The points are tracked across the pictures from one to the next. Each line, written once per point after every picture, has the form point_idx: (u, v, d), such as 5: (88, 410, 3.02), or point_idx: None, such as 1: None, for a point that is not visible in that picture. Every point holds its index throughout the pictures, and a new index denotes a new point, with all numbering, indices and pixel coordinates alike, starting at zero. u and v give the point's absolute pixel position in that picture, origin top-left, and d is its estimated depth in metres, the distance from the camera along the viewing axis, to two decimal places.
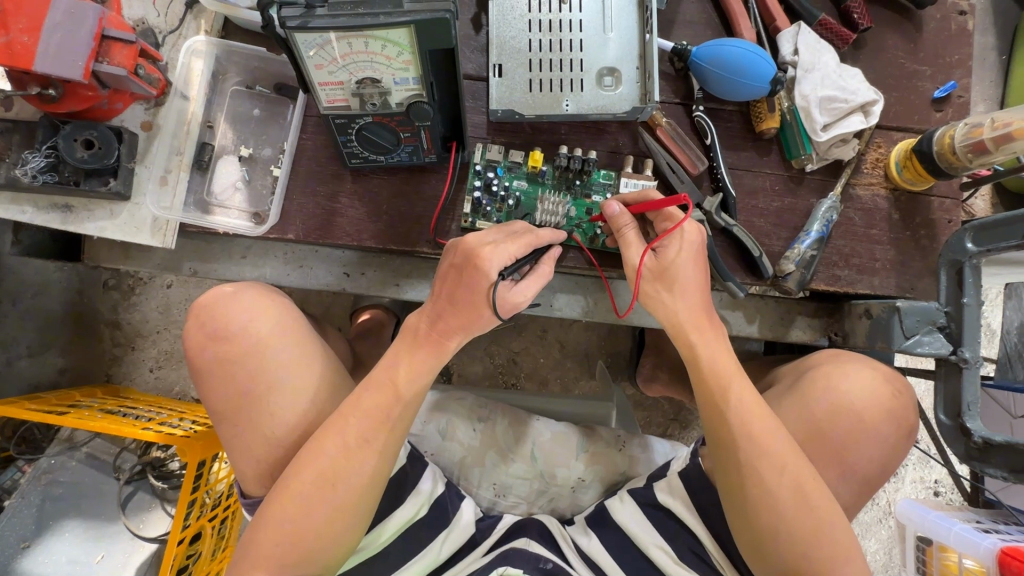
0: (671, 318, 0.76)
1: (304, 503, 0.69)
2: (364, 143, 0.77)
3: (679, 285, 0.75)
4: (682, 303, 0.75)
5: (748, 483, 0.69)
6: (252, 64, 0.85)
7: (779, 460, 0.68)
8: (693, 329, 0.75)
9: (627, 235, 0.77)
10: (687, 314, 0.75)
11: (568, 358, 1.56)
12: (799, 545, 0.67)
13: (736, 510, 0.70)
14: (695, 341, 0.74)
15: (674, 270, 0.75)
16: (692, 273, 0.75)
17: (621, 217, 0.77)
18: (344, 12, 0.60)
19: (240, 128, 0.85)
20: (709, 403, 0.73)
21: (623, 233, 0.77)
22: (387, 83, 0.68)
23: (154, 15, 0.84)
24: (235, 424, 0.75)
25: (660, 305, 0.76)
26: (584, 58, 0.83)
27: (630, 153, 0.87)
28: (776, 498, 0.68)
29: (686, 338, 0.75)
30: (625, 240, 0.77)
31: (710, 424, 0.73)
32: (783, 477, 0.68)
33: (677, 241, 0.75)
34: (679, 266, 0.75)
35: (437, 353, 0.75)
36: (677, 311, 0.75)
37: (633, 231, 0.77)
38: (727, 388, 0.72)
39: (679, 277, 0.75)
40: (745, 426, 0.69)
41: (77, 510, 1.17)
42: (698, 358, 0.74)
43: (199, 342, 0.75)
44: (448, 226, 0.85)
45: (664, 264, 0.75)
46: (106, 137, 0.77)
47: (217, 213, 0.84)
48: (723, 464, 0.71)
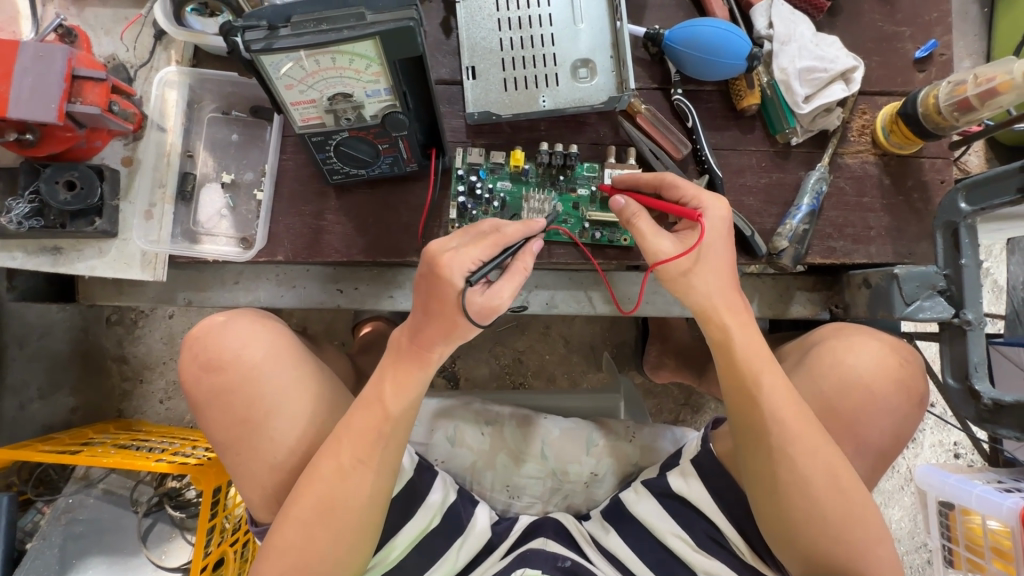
0: (699, 300, 0.72)
1: (310, 528, 0.70)
2: (343, 158, 0.77)
3: (710, 264, 0.71)
4: (709, 286, 0.71)
5: (778, 469, 0.67)
6: (226, 90, 0.85)
7: (810, 442, 0.66)
8: (725, 312, 0.71)
9: (642, 225, 0.72)
10: (717, 295, 0.71)
11: (572, 352, 1.57)
12: (829, 529, 0.66)
13: (763, 495, 0.68)
14: (727, 325, 0.71)
15: (700, 253, 0.71)
16: (721, 252, 0.72)
17: (629, 207, 0.73)
18: (308, 29, 0.60)
19: (220, 155, 0.85)
20: (737, 388, 0.70)
21: (634, 223, 0.73)
22: (359, 97, 0.68)
23: (124, 50, 0.83)
24: (239, 453, 0.75)
25: (688, 288, 0.72)
26: (556, 52, 0.83)
27: (612, 143, 0.86)
28: (808, 481, 0.66)
29: (718, 321, 0.71)
30: (639, 231, 0.72)
31: (737, 409, 0.70)
32: (815, 460, 0.66)
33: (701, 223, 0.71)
34: (706, 247, 0.71)
35: (421, 365, 0.75)
36: (706, 292, 0.71)
37: (645, 221, 0.72)
38: (757, 371, 0.69)
39: (708, 257, 0.71)
40: (777, 411, 0.67)
41: (99, 547, 1.18)
42: (728, 344, 0.71)
43: (193, 374, 0.75)
44: (436, 232, 0.84)
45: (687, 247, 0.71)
46: (87, 176, 0.77)
47: (205, 241, 0.84)
48: (752, 449, 0.69)
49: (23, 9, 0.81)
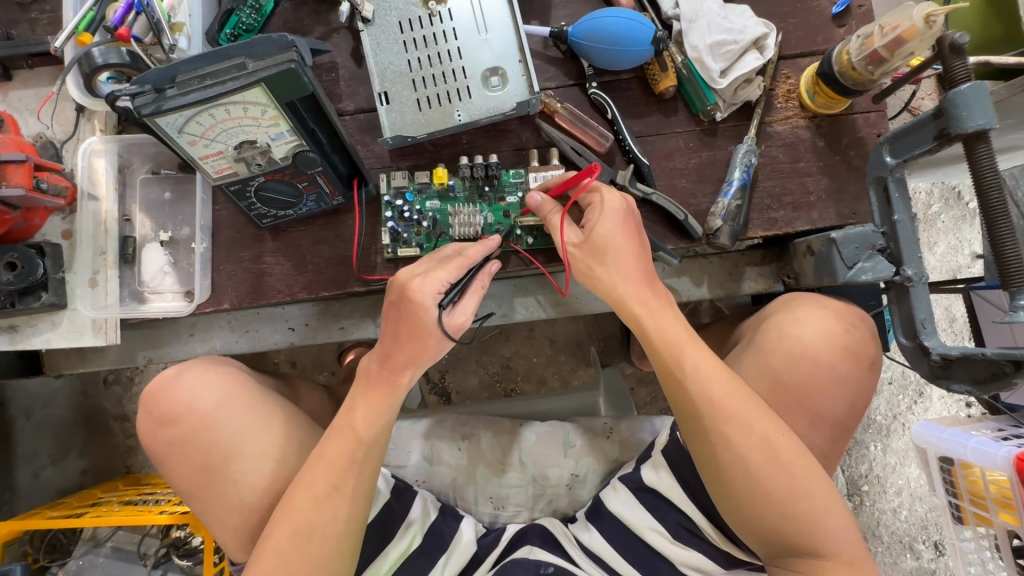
0: (611, 294, 0.71)
1: (283, 563, 0.69)
2: (266, 202, 0.78)
3: (611, 257, 0.70)
4: (615, 276, 0.70)
5: (717, 450, 0.66)
6: (152, 150, 0.87)
7: (743, 421, 0.65)
8: (633, 302, 0.70)
9: (555, 221, 0.73)
10: (624, 286, 0.70)
11: (560, 351, 1.56)
12: (777, 506, 0.64)
13: (711, 476, 0.67)
14: (638, 315, 0.70)
15: (598, 240, 0.70)
16: (622, 242, 0.70)
17: (545, 205, 0.74)
18: (193, 87, 0.61)
19: (156, 215, 0.87)
20: (667, 375, 0.69)
21: (550, 219, 0.74)
22: (264, 142, 0.70)
23: (48, 128, 0.85)
24: (206, 500, 0.76)
25: (596, 283, 0.72)
26: (465, 65, 0.82)
27: (535, 147, 0.86)
28: (747, 460, 0.65)
29: (629, 312, 0.70)
30: (551, 226, 0.73)
31: (671, 396, 0.69)
32: (751, 439, 0.65)
33: (598, 210, 0.71)
34: (606, 236, 0.70)
35: (391, 391, 0.74)
36: (614, 285, 0.70)
37: (557, 216, 0.73)
38: (680, 356, 0.68)
39: (609, 247, 0.70)
40: (706, 394, 0.66)
41: None
42: (644, 333, 0.70)
43: (151, 428, 0.76)
44: (372, 260, 0.85)
45: (587, 236, 0.71)
46: (27, 255, 0.79)
47: (153, 299, 0.86)
48: (691, 433, 0.68)
49: None
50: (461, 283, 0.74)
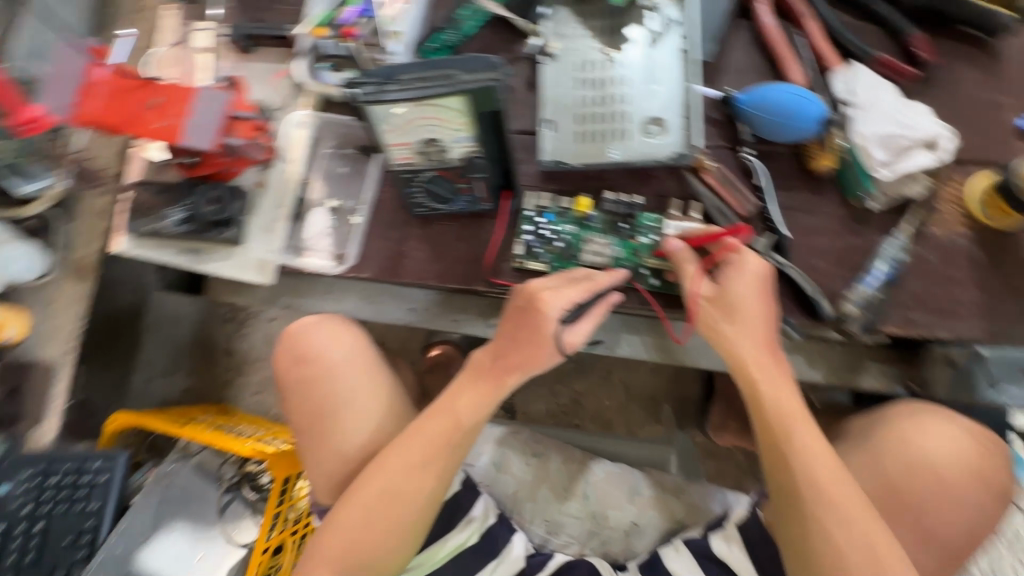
0: (732, 354, 0.72)
1: (366, 517, 0.75)
2: (428, 194, 0.88)
3: (742, 317, 0.71)
4: (741, 337, 0.71)
5: (814, 540, 0.64)
6: (342, 130, 1.01)
7: (849, 516, 0.63)
8: (753, 367, 0.70)
9: (689, 270, 0.74)
10: (748, 349, 0.71)
11: (633, 401, 1.55)
12: None
13: (800, 564, 0.65)
14: (756, 381, 0.70)
15: (732, 299, 0.72)
16: (755, 306, 0.71)
17: (682, 253, 0.76)
18: (409, 86, 0.72)
19: (330, 184, 1.00)
20: (773, 449, 0.68)
21: (683, 267, 0.75)
22: (447, 142, 0.79)
23: (269, 96, 1.01)
24: (310, 440, 0.84)
25: (720, 339, 0.73)
26: (629, 110, 0.89)
27: (677, 196, 0.89)
28: (846, 558, 0.62)
29: (746, 375, 0.71)
30: (684, 274, 0.75)
31: (772, 471, 0.68)
32: (855, 538, 0.62)
33: (737, 269, 0.72)
34: (741, 297, 0.71)
35: (497, 388, 0.80)
36: (737, 346, 0.71)
37: (693, 266, 0.74)
38: (791, 432, 0.67)
39: (741, 308, 0.71)
40: (813, 478, 0.65)
41: (184, 513, 1.33)
42: (758, 400, 0.70)
43: (286, 364, 0.86)
44: (502, 265, 0.91)
45: (721, 292, 0.72)
46: (227, 195, 0.95)
47: (307, 254, 0.97)
48: (787, 514, 0.66)
49: (204, 63, 1.04)
50: (585, 306, 0.79)
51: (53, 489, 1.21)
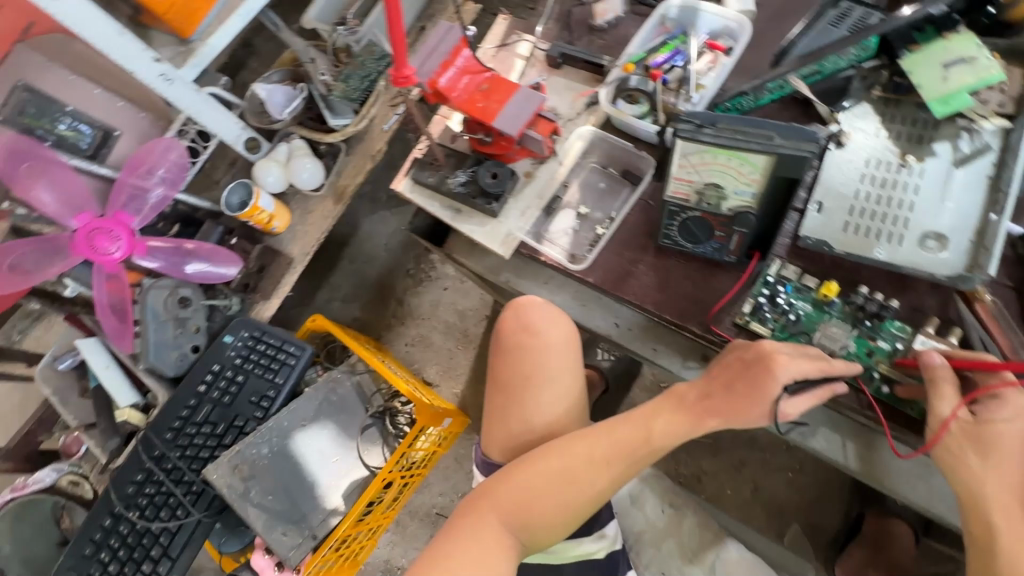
0: (971, 489, 0.70)
1: (543, 486, 0.82)
2: (681, 231, 0.94)
3: (995, 457, 0.69)
4: (987, 476, 0.69)
5: None
6: (612, 152, 1.12)
7: None
8: (996, 511, 0.68)
9: (947, 390, 0.72)
10: (993, 491, 0.69)
11: (759, 504, 1.46)
12: None
13: None
14: (995, 527, 0.68)
15: (991, 436, 0.70)
16: (1015, 451, 0.69)
17: (940, 369, 0.73)
18: (724, 135, 0.79)
19: (586, 193, 1.13)
20: None
21: (939, 385, 0.73)
22: (727, 191, 0.86)
23: (563, 107, 1.16)
24: (505, 400, 0.94)
25: (962, 471, 0.71)
26: (910, 218, 0.88)
27: (934, 316, 0.87)
28: None
29: (984, 517, 0.69)
30: (938, 391, 0.72)
31: None
32: None
33: (1007, 409, 0.70)
34: (1002, 437, 0.70)
35: (696, 424, 0.83)
36: (982, 484, 0.70)
37: (951, 386, 0.72)
38: None
39: (999, 448, 0.69)
40: None
41: (337, 419, 1.49)
42: (991, 547, 0.68)
43: (510, 327, 0.95)
44: (723, 317, 0.95)
45: (980, 425, 0.71)
46: (505, 173, 1.10)
47: (546, 244, 1.10)
48: None
49: (517, 67, 1.22)
50: (814, 383, 0.80)
51: (260, 354, 1.44)
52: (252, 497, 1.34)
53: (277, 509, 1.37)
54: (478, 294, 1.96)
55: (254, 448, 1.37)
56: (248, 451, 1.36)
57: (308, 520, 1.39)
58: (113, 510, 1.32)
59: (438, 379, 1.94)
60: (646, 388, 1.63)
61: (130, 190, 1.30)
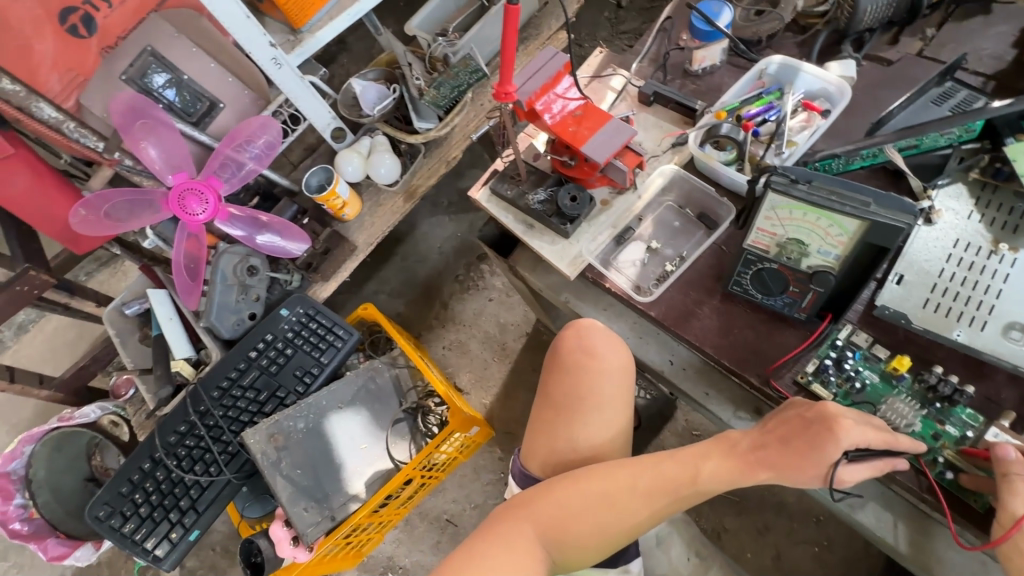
0: None
1: (582, 508, 0.82)
2: (755, 280, 0.95)
3: None
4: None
5: None
6: (691, 193, 1.14)
7: None
8: None
9: (1021, 486, 0.70)
10: None
11: (779, 573, 1.41)
12: None
13: None
14: None
15: None
16: None
17: (1014, 463, 0.71)
18: (818, 194, 0.79)
19: (658, 228, 1.13)
20: None
21: (1011, 480, 0.70)
22: (811, 249, 0.86)
23: (648, 142, 1.19)
24: (552, 418, 0.94)
25: None
26: (995, 305, 0.87)
27: (1009, 409, 0.84)
28: None
29: None
30: (1011, 487, 0.70)
31: None
32: None
33: None
34: None
35: (745, 473, 0.82)
36: None
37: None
38: None
39: None
40: None
41: (371, 408, 1.53)
42: None
43: (569, 346, 0.95)
44: (784, 373, 0.94)
45: None
46: (583, 197, 1.12)
47: (612, 271, 1.11)
48: None
49: (608, 98, 1.25)
50: (876, 452, 0.77)
51: (310, 332, 1.48)
52: (282, 468, 1.38)
53: (303, 485, 1.41)
54: (521, 310, 1.99)
55: (292, 420, 1.41)
56: (286, 423, 1.40)
57: (330, 501, 1.42)
58: (154, 454, 1.37)
59: (469, 387, 1.95)
60: (678, 433, 1.60)
61: (223, 159, 1.38)
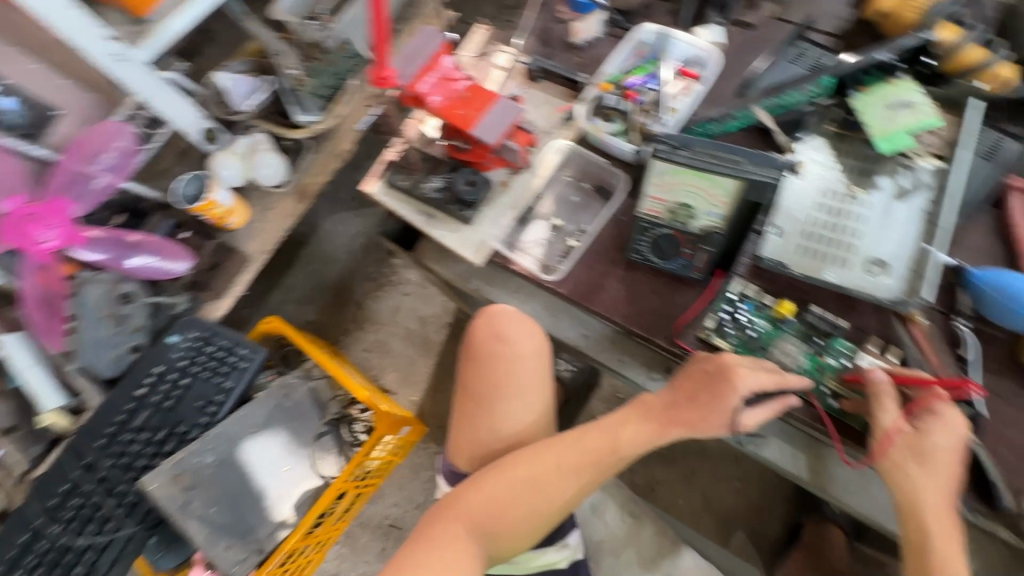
0: (910, 495, 0.76)
1: (511, 495, 0.82)
2: (652, 246, 0.98)
3: (931, 465, 0.76)
4: (924, 484, 0.76)
5: None
6: (587, 167, 1.15)
7: None
8: (932, 517, 0.75)
9: (888, 403, 0.78)
10: (930, 498, 0.75)
11: (708, 512, 1.52)
12: None
13: None
14: (930, 533, 0.75)
15: (927, 446, 0.76)
16: (947, 461, 0.76)
17: (883, 384, 0.79)
18: (699, 158, 0.84)
19: (560, 206, 1.15)
20: None
21: (881, 399, 0.78)
22: (698, 211, 0.91)
23: (539, 120, 1.18)
24: (476, 408, 0.94)
25: (904, 479, 0.77)
26: (858, 245, 0.96)
27: (876, 335, 0.93)
28: None
29: (921, 523, 0.75)
30: (882, 404, 0.78)
31: None
32: None
33: (940, 422, 0.76)
34: (936, 446, 0.75)
35: (660, 434, 0.86)
36: (919, 491, 0.76)
37: (892, 400, 0.78)
38: None
39: (934, 457, 0.76)
40: None
41: (290, 427, 1.41)
42: (925, 551, 0.74)
43: (484, 336, 0.94)
44: (688, 331, 0.98)
45: (919, 437, 0.76)
46: (482, 182, 1.10)
47: (517, 252, 1.10)
48: None
49: (495, 76, 1.22)
50: (765, 395, 0.84)
51: (207, 357, 1.34)
52: (194, 509, 1.26)
53: (221, 522, 1.30)
54: (440, 301, 1.93)
55: (198, 456, 1.27)
56: (191, 460, 1.26)
57: (255, 533, 1.32)
58: (32, 524, 1.20)
59: (397, 386, 1.89)
60: (605, 398, 1.65)
61: (70, 175, 1.19)
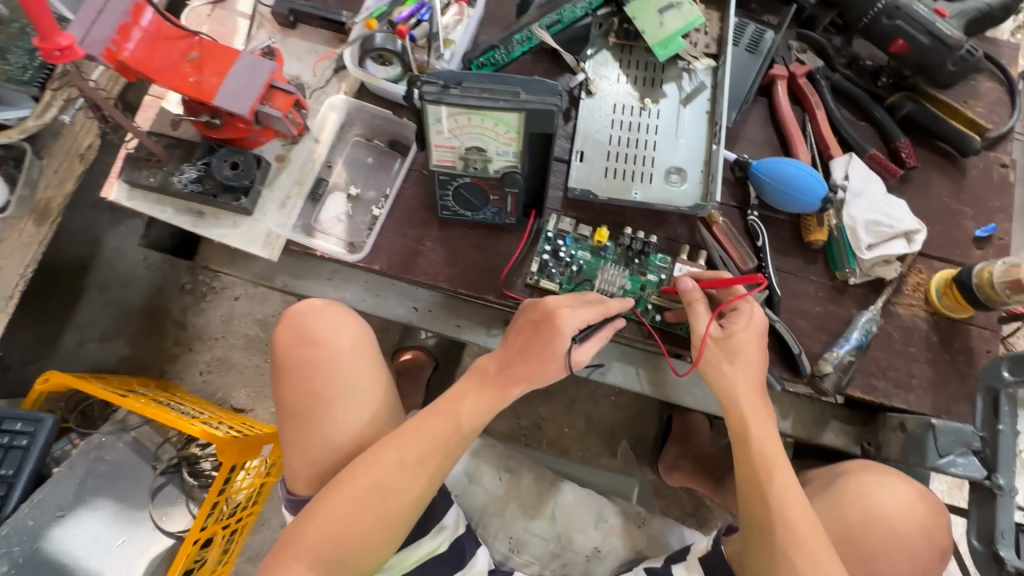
0: (728, 390, 0.80)
1: (353, 509, 0.74)
2: (457, 199, 0.90)
3: (740, 358, 0.80)
4: (738, 378, 0.79)
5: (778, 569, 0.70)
6: (375, 121, 1.01)
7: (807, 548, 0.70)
8: (747, 408, 0.79)
9: (699, 308, 0.81)
10: (743, 389, 0.79)
11: (592, 432, 1.58)
12: None
13: None
14: (748, 422, 0.78)
15: (735, 342, 0.80)
16: (754, 352, 0.80)
17: (693, 292, 0.82)
18: (472, 94, 0.73)
19: (353, 171, 1.00)
20: (751, 480, 0.76)
21: (694, 306, 0.82)
22: (490, 153, 0.82)
23: (307, 74, 1.01)
24: (300, 427, 0.81)
25: (719, 377, 0.80)
26: (655, 156, 0.95)
27: (686, 243, 0.96)
28: None
29: (739, 415, 0.79)
30: (694, 312, 0.81)
31: (748, 503, 0.76)
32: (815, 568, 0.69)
33: (744, 317, 0.81)
34: (742, 340, 0.80)
35: (500, 397, 0.81)
36: (734, 384, 0.79)
37: (704, 305, 0.81)
38: (769, 470, 0.75)
39: (741, 351, 0.80)
40: (784, 509, 0.72)
41: (111, 492, 1.16)
42: (746, 440, 0.78)
43: (289, 343, 0.84)
44: (515, 280, 0.94)
45: (727, 335, 0.80)
46: (249, 162, 0.91)
47: (318, 236, 0.96)
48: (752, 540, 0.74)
49: (241, 28, 1.01)
50: (591, 329, 0.82)
51: None
52: None
53: None
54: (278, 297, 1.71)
55: None
56: None
57: None
58: None
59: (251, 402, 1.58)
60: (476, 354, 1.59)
61: None
